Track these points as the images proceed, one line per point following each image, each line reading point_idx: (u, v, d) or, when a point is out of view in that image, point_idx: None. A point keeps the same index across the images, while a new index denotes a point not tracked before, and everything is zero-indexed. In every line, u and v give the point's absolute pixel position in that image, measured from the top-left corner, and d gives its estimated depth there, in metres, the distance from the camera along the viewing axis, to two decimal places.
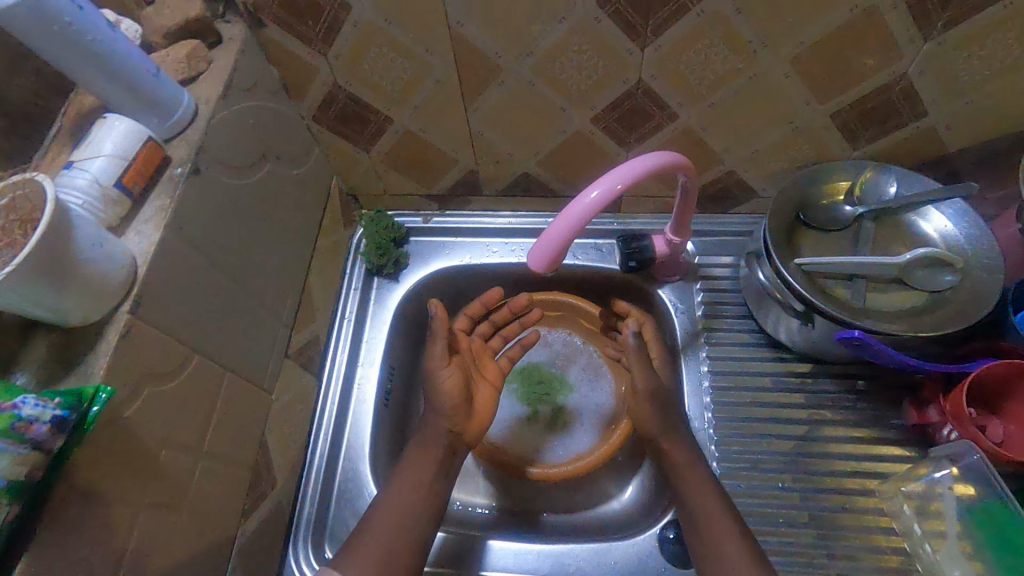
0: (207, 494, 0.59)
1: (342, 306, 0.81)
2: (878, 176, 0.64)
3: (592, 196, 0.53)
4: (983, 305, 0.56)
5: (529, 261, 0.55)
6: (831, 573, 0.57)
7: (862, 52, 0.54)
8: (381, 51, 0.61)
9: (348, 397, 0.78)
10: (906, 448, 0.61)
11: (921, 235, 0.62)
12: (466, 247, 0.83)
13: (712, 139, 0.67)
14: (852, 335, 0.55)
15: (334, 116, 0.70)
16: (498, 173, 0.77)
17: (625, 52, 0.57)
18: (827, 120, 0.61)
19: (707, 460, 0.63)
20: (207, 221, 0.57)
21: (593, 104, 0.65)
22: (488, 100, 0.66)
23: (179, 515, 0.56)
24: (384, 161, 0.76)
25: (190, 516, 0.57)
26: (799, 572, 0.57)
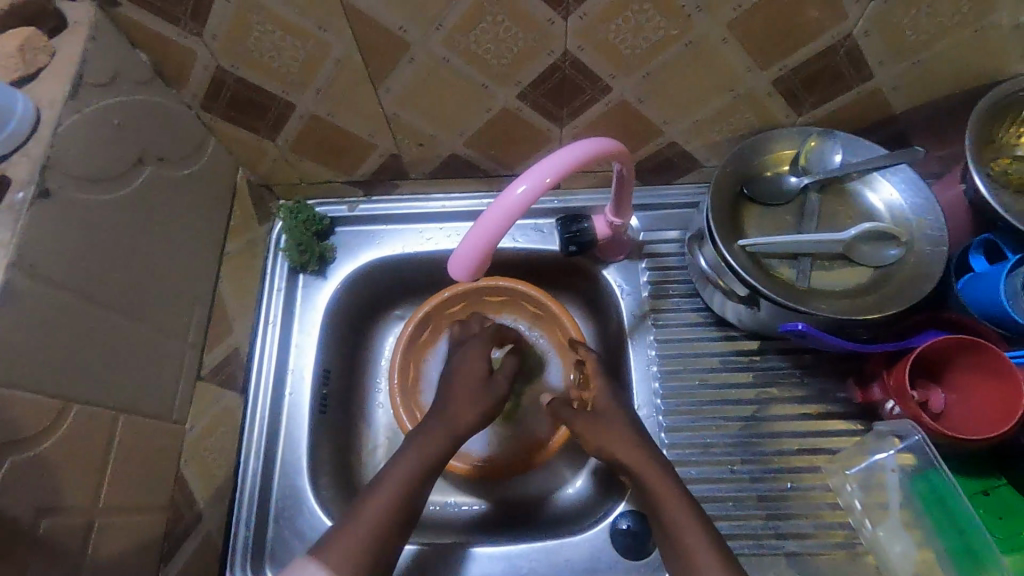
0: (119, 557, 0.50)
1: (262, 306, 0.72)
2: (824, 145, 0.61)
3: (518, 194, 0.47)
4: (927, 279, 0.56)
5: (449, 268, 0.49)
6: (781, 552, 0.61)
7: (805, 14, 0.50)
8: (266, 29, 0.51)
9: (280, 406, 0.70)
10: (850, 421, 0.65)
11: (868, 206, 0.61)
12: (397, 235, 0.77)
13: (651, 112, 0.62)
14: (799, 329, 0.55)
15: (225, 103, 0.60)
16: (423, 155, 0.69)
17: (546, 22, 0.51)
18: (770, 87, 0.58)
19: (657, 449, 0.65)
20: (76, 245, 0.46)
21: (519, 79, 0.58)
22: (400, 80, 0.57)
23: None
24: (293, 149, 0.67)
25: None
26: (751, 553, 0.61)
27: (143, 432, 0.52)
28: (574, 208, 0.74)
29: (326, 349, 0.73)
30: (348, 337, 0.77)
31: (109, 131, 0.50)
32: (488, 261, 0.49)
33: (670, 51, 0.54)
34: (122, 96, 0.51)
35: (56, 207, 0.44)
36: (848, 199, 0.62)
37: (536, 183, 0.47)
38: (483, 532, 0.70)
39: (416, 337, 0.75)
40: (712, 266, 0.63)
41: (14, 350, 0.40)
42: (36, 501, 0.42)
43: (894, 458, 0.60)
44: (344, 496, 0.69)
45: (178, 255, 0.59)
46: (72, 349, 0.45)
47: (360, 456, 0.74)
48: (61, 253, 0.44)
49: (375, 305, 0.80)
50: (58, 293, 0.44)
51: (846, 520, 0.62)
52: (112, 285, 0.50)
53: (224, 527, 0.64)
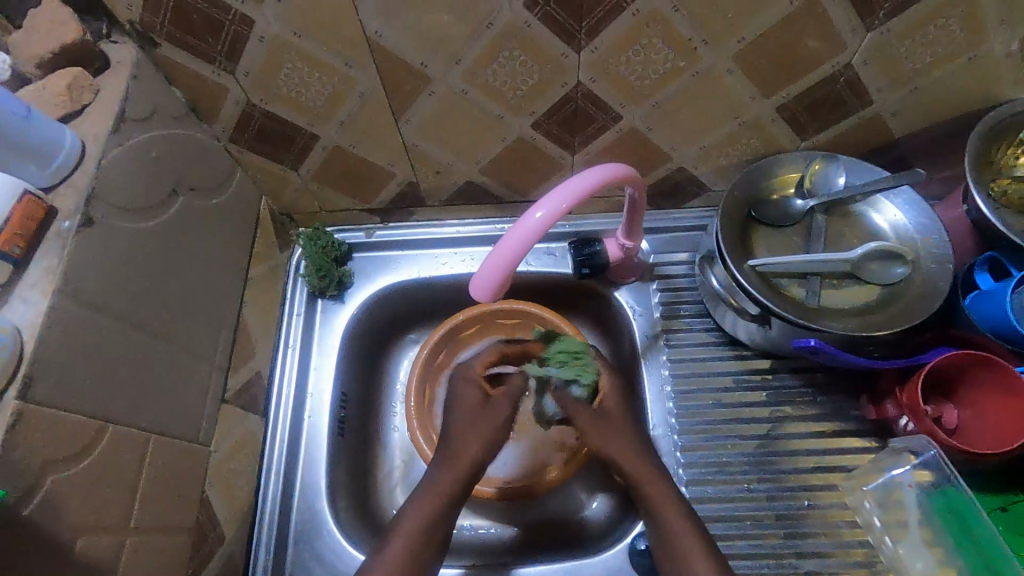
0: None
1: (282, 331, 0.74)
2: (828, 168, 0.64)
3: (537, 218, 0.49)
4: (935, 298, 0.58)
5: (469, 288, 0.50)
6: (801, 571, 0.61)
7: (806, 45, 0.53)
8: (296, 66, 0.54)
9: (299, 429, 0.71)
10: (865, 438, 0.66)
11: (874, 227, 0.63)
12: (413, 260, 0.79)
13: (659, 140, 0.65)
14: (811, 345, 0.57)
15: (253, 136, 0.62)
16: (439, 183, 0.72)
17: (560, 56, 0.54)
18: (774, 113, 0.61)
19: (672, 468, 0.66)
20: (115, 271, 0.48)
21: (533, 109, 0.60)
22: (420, 112, 0.60)
23: None
24: (315, 178, 0.70)
25: None
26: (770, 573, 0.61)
27: (170, 453, 0.54)
28: (586, 232, 0.76)
29: (344, 373, 0.75)
30: (365, 361, 0.78)
31: (145, 162, 0.53)
32: (507, 282, 0.51)
33: (678, 81, 0.57)
34: (158, 130, 0.54)
35: (98, 234, 0.46)
36: (854, 220, 0.64)
37: (554, 207, 0.49)
38: (499, 555, 0.70)
39: (431, 360, 0.77)
40: (721, 286, 0.65)
41: (57, 370, 0.42)
42: (73, 519, 0.43)
43: (910, 475, 0.60)
44: (361, 519, 0.70)
45: (205, 279, 0.61)
46: (111, 371, 0.47)
47: (377, 480, 0.75)
48: (100, 277, 0.47)
49: (392, 328, 0.81)
50: (100, 318, 0.46)
51: (865, 538, 0.62)
52: (145, 310, 0.51)
53: (243, 549, 0.65)
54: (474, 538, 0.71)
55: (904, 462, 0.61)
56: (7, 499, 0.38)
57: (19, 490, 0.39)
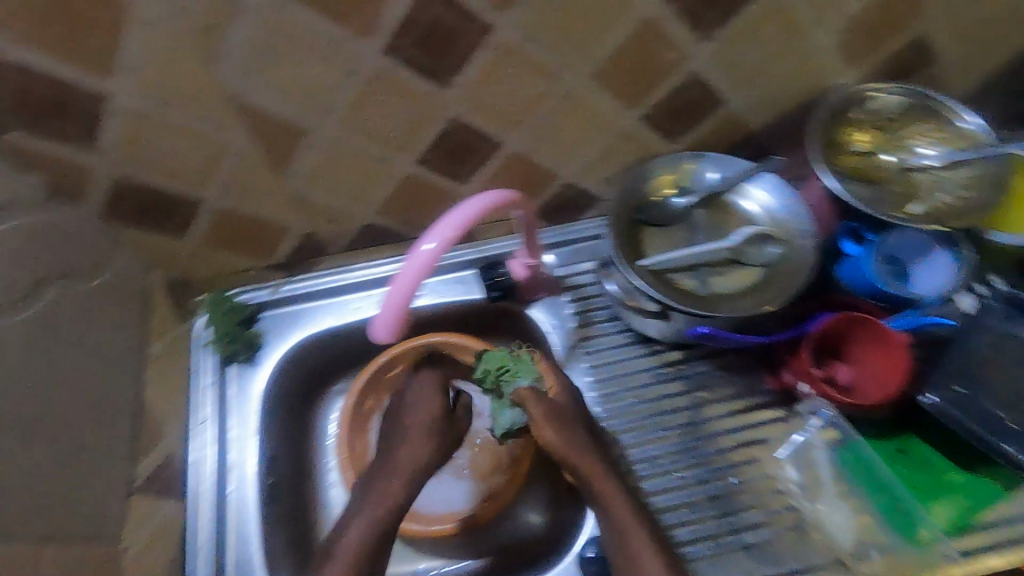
0: None
1: (193, 407, 0.71)
2: (698, 166, 0.68)
3: (426, 250, 0.50)
4: (804, 269, 0.64)
5: (372, 329, 0.51)
6: (744, 546, 0.63)
7: (654, 59, 0.58)
8: (162, 134, 0.53)
9: (225, 505, 0.67)
10: (776, 409, 0.70)
11: (747, 213, 0.68)
12: (326, 309, 0.77)
13: (543, 160, 0.68)
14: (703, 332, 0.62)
15: (129, 211, 0.60)
16: (337, 230, 0.72)
17: (430, 95, 0.56)
18: (641, 123, 0.65)
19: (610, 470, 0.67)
20: None
21: (415, 148, 0.62)
22: (303, 164, 0.60)
23: None
24: (206, 244, 0.68)
25: None
26: (716, 553, 0.63)
27: None
28: (492, 257, 0.77)
29: (268, 438, 0.71)
30: (289, 421, 0.75)
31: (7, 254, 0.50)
32: (408, 318, 0.52)
33: (547, 104, 0.60)
34: (19, 219, 0.51)
35: None
36: (730, 209, 0.69)
37: (442, 237, 0.50)
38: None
39: (359, 407, 0.76)
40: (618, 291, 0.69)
41: None
42: None
43: (821, 435, 0.66)
44: None
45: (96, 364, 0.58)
46: None
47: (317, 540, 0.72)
48: None
49: (313, 382, 0.79)
50: None
51: (790, 502, 0.65)
52: None
53: None
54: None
55: (816, 422, 0.66)
56: None
57: None
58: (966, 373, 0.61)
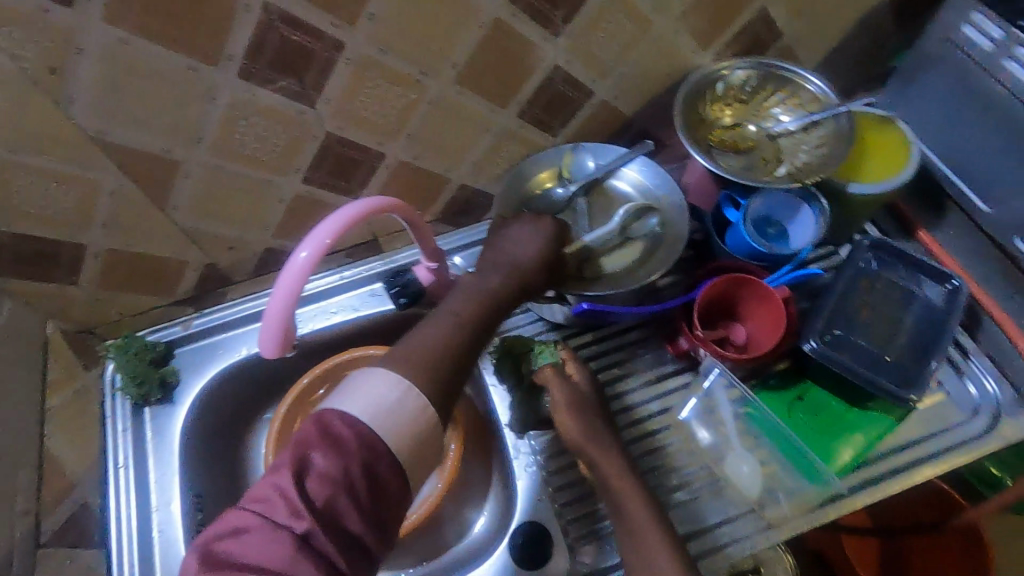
0: None
1: (107, 455, 0.69)
2: (577, 156, 0.72)
3: (303, 257, 0.51)
4: (681, 239, 0.68)
5: (258, 345, 0.52)
6: (703, 494, 0.66)
7: (510, 57, 0.61)
8: (26, 182, 0.53)
9: (151, 550, 0.66)
10: (684, 374, 0.73)
11: (625, 196, 0.72)
12: (240, 340, 0.76)
13: (430, 166, 0.70)
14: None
15: (9, 262, 0.60)
16: (239, 258, 0.72)
17: (298, 114, 0.57)
18: (518, 119, 0.68)
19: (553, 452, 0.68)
20: None
21: (297, 167, 0.63)
22: (184, 196, 0.61)
23: None
24: (100, 288, 0.67)
25: None
26: (686, 503, 0.66)
27: None
28: (400, 266, 0.79)
29: (191, 476, 0.71)
30: (211, 455, 0.74)
31: None
32: (293, 329, 0.52)
33: (419, 112, 0.62)
34: None
35: None
36: (610, 193, 0.72)
37: (317, 245, 0.51)
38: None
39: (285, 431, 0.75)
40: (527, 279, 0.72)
41: None
42: None
43: (728, 398, 0.67)
44: None
45: None
46: None
47: None
48: None
49: (239, 414, 0.79)
50: None
51: (704, 462, 0.68)
52: None
53: None
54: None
55: (717, 386, 0.68)
56: None
57: None
58: (840, 316, 0.66)
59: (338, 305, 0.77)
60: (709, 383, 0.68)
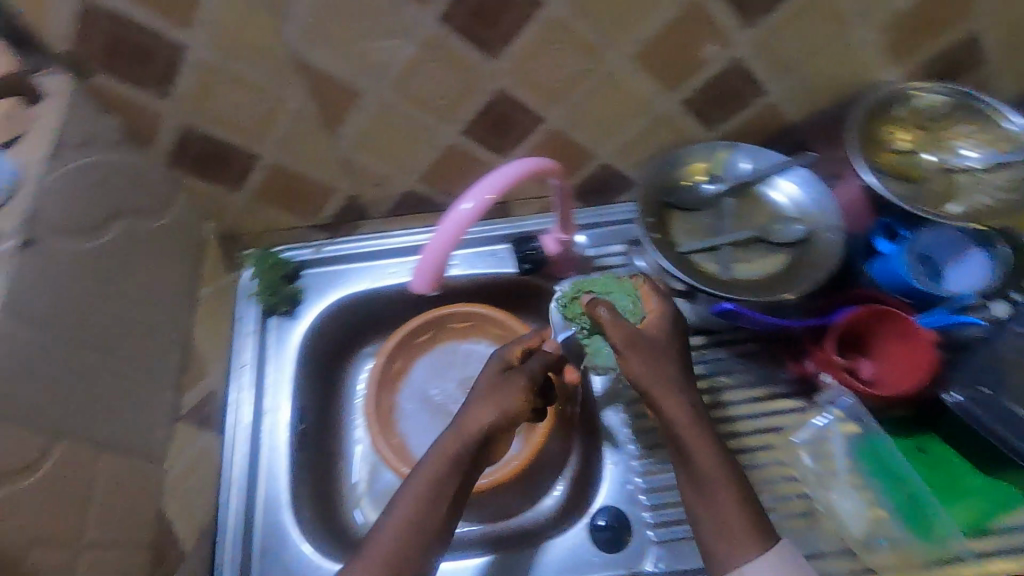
0: None
1: (234, 352, 0.75)
2: (732, 156, 0.69)
3: (466, 208, 0.52)
4: (830, 263, 0.64)
5: (410, 281, 0.54)
6: (825, 515, 0.63)
7: (696, 41, 0.59)
8: (230, 87, 0.57)
9: (258, 447, 0.71)
10: (796, 399, 0.69)
11: (776, 204, 0.69)
12: (363, 272, 0.80)
13: (582, 139, 0.69)
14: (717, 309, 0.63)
15: (191, 160, 0.65)
16: (381, 195, 0.75)
17: (479, 64, 0.58)
18: (681, 107, 0.67)
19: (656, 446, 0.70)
20: (64, 292, 0.49)
21: (460, 118, 0.64)
22: (354, 126, 0.64)
23: None
24: (257, 199, 0.72)
25: None
26: (801, 526, 0.63)
27: (127, 469, 0.54)
28: (525, 232, 0.80)
29: (301, 389, 0.75)
30: (319, 375, 0.79)
31: (83, 186, 0.54)
32: (444, 271, 0.54)
33: (589, 82, 0.62)
34: (96, 154, 0.55)
35: (37, 254, 0.47)
36: (758, 199, 0.70)
37: (480, 199, 0.53)
38: (463, 550, 0.70)
39: (387, 369, 0.80)
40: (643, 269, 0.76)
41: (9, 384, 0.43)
42: (23, 534, 0.42)
43: (841, 431, 0.66)
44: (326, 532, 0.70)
45: (154, 301, 0.62)
46: (54, 385, 0.47)
47: (343, 492, 0.76)
48: (38, 293, 0.47)
49: (346, 343, 0.82)
50: (43, 337, 0.47)
51: (802, 490, 0.65)
52: (94, 327, 0.52)
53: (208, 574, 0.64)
54: (463, 536, 0.71)
55: (838, 417, 0.67)
56: None
57: None
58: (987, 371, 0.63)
59: (458, 257, 0.79)
60: (830, 414, 0.67)
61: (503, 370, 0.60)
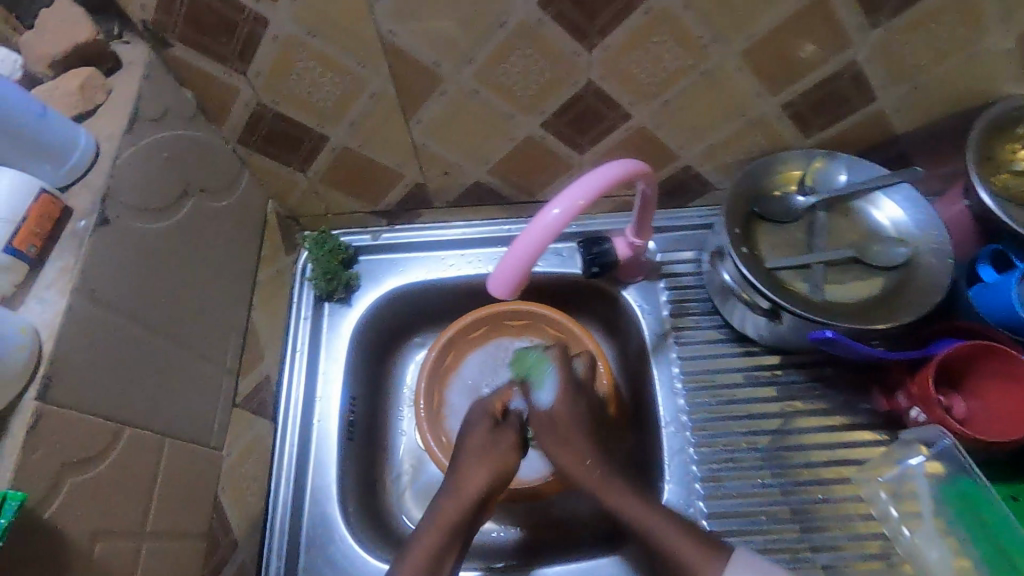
0: None
1: (288, 336, 0.73)
2: (828, 165, 0.65)
3: (554, 215, 0.49)
4: (939, 289, 0.59)
5: (489, 285, 0.51)
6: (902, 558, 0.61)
7: (811, 41, 0.54)
8: (308, 66, 0.54)
9: (308, 435, 0.70)
10: (877, 431, 0.66)
11: (874, 223, 0.65)
12: (421, 262, 0.77)
13: (667, 138, 0.65)
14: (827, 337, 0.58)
15: (260, 139, 0.62)
16: (447, 184, 0.72)
17: (572, 54, 0.54)
18: (780, 111, 0.61)
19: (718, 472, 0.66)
20: (134, 276, 0.48)
21: (542, 109, 0.61)
22: (430, 113, 0.60)
23: None
24: (321, 181, 0.70)
25: None
26: (875, 565, 0.61)
27: (186, 456, 0.53)
28: (593, 232, 0.75)
29: (353, 378, 0.73)
30: (370, 365, 0.76)
31: (157, 164, 0.52)
32: (526, 279, 0.51)
33: (686, 79, 0.57)
34: (170, 130, 0.53)
35: (113, 233, 0.46)
36: (856, 217, 0.65)
37: (570, 205, 0.49)
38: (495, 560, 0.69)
39: (439, 363, 0.76)
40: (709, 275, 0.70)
41: (78, 370, 0.41)
42: (92, 522, 0.42)
43: (924, 467, 0.62)
44: (372, 526, 0.69)
45: (215, 285, 0.61)
46: (124, 370, 0.46)
47: (386, 484, 0.73)
48: (112, 275, 0.45)
49: (396, 333, 0.79)
50: (116, 321, 0.45)
51: (880, 530, 0.62)
52: (160, 311, 0.51)
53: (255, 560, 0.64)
54: (489, 541, 0.70)
55: (931, 458, 0.61)
56: (27, 501, 0.37)
57: (42, 489, 0.38)
58: None
59: None
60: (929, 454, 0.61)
61: (493, 428, 0.63)
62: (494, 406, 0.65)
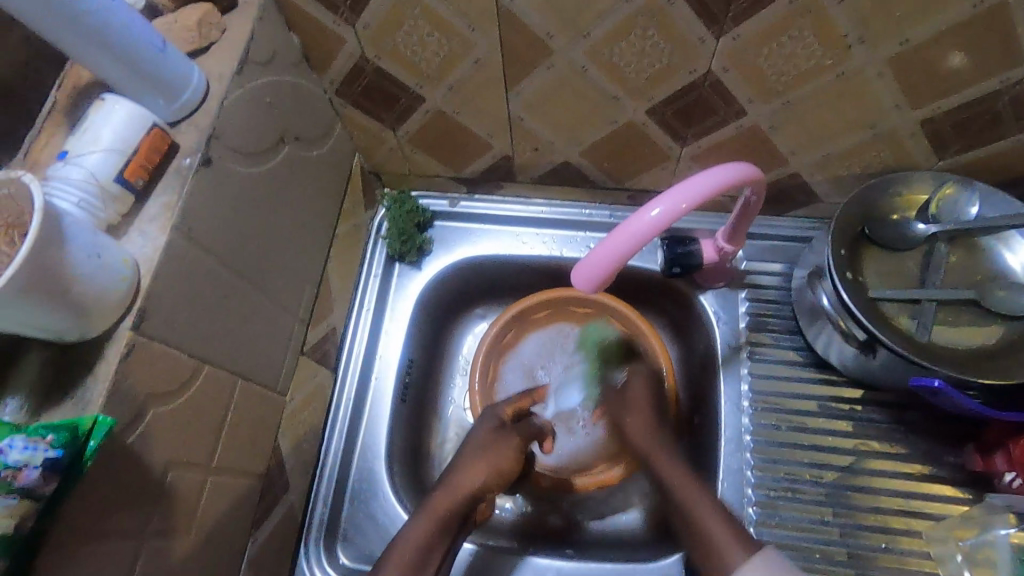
0: (212, 511, 0.51)
1: (358, 291, 0.73)
2: (960, 194, 0.58)
3: (654, 215, 0.46)
4: None
5: (571, 276, 0.48)
6: None
7: (974, 55, 0.47)
8: (416, 24, 0.52)
9: (364, 393, 0.70)
10: (960, 489, 0.62)
11: (1003, 266, 0.59)
12: (494, 235, 0.76)
13: (780, 140, 0.60)
14: (934, 386, 0.53)
15: (358, 92, 0.62)
16: (535, 160, 0.69)
17: (695, 41, 0.50)
18: (916, 127, 0.55)
19: (776, 500, 0.63)
20: (223, 218, 0.48)
21: (651, 94, 0.57)
22: (531, 85, 0.57)
23: (187, 538, 0.48)
24: (410, 142, 0.68)
25: (197, 538, 0.49)
26: None
27: (253, 401, 0.55)
28: (679, 230, 0.71)
29: (414, 341, 0.74)
30: (432, 329, 0.76)
31: (259, 109, 0.52)
32: (613, 278, 0.48)
33: (818, 81, 0.52)
34: (273, 76, 0.53)
35: (213, 175, 0.46)
36: (981, 256, 0.60)
37: (672, 206, 0.46)
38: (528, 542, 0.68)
39: (499, 338, 0.74)
40: (799, 296, 0.66)
41: (168, 306, 0.42)
42: (167, 451, 0.44)
43: (1008, 536, 0.57)
44: (415, 488, 0.70)
45: (296, 236, 0.61)
46: (208, 310, 0.47)
47: (431, 448, 0.74)
48: (210, 218, 0.46)
49: (459, 303, 0.79)
50: (207, 260, 0.46)
51: None
52: (246, 255, 0.52)
53: (303, 501, 0.66)
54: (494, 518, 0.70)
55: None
56: (115, 427, 0.39)
57: (126, 418, 0.40)
58: None
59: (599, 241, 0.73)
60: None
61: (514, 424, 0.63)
62: (503, 409, 0.65)
